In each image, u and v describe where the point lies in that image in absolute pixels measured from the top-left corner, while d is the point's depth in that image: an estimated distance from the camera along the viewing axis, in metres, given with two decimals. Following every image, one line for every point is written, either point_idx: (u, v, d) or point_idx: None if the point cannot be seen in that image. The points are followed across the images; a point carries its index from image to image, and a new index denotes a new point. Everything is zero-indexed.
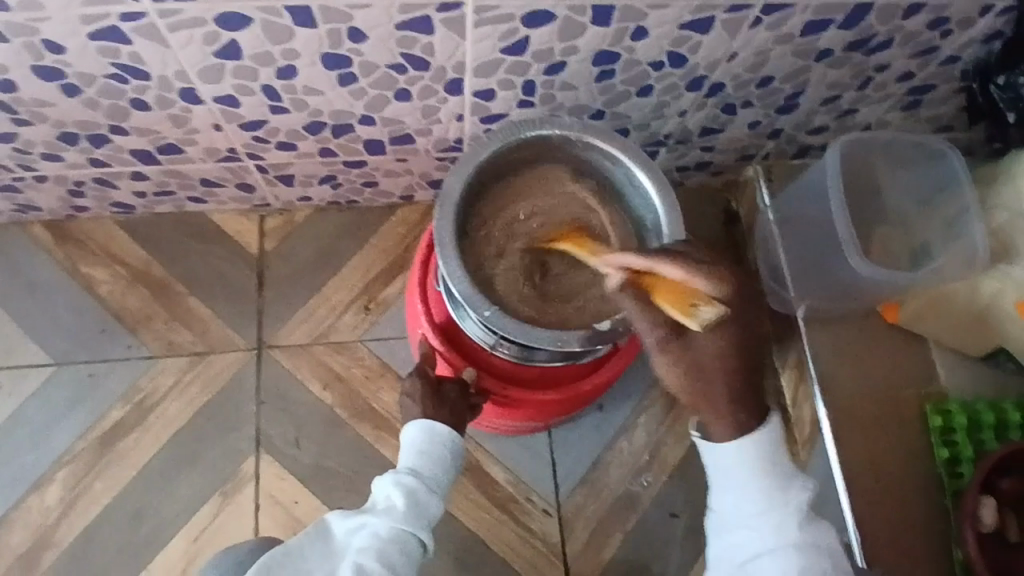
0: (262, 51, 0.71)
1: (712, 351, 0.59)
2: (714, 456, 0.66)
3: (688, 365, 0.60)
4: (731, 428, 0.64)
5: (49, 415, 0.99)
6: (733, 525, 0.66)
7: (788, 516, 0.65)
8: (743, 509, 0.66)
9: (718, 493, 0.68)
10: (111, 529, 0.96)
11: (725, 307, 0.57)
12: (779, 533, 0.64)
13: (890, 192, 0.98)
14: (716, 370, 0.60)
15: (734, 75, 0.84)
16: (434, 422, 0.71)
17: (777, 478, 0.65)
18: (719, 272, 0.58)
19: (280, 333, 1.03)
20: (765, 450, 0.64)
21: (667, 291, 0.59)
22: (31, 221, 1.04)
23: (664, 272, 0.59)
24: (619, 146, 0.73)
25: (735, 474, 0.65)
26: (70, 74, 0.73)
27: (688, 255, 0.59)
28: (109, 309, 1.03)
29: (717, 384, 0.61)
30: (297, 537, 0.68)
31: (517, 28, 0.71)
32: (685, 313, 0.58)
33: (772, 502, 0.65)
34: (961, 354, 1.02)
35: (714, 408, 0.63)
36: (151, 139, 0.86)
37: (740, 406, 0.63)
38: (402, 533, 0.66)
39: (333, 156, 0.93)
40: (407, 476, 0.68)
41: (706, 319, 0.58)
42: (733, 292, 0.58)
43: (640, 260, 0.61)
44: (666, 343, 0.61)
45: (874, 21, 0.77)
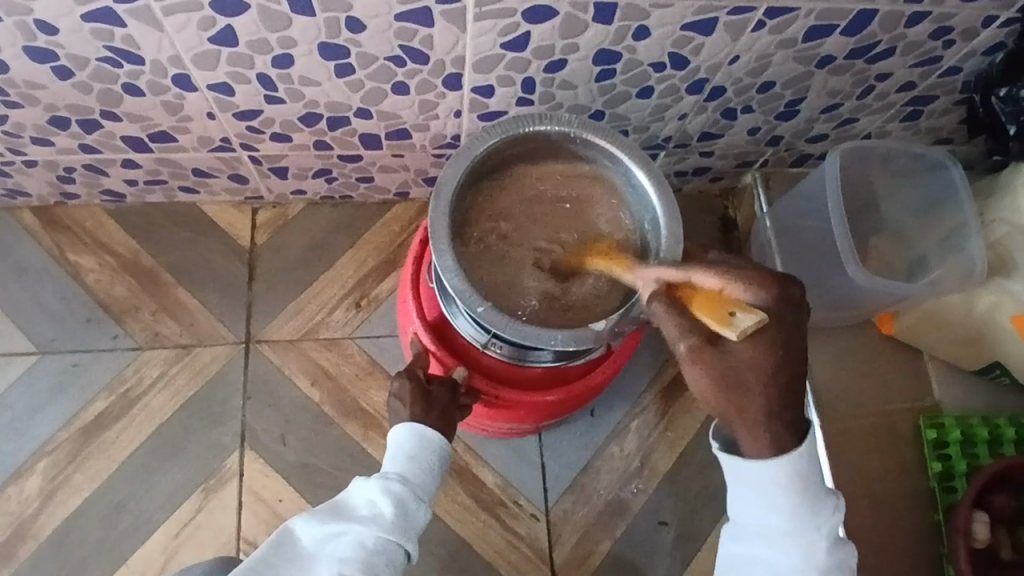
0: (259, 38, 0.70)
1: (748, 361, 0.57)
2: (747, 471, 0.61)
3: (722, 377, 0.57)
4: (767, 444, 0.60)
5: (31, 403, 0.97)
6: (753, 539, 0.63)
7: (818, 539, 0.61)
8: (772, 529, 0.61)
9: (741, 509, 0.63)
10: (89, 522, 0.94)
11: (764, 315, 0.56)
12: (807, 558, 0.60)
13: (888, 203, 0.98)
14: (753, 381, 0.57)
15: (735, 79, 0.83)
16: (423, 427, 0.68)
17: (811, 503, 0.61)
18: (758, 282, 0.57)
19: (268, 328, 1.01)
20: (802, 471, 0.60)
21: (704, 301, 0.58)
22: (20, 207, 1.02)
23: (704, 284, 0.58)
24: (617, 143, 0.72)
25: (767, 494, 0.61)
26: (63, 56, 0.72)
27: (730, 267, 0.59)
28: (96, 298, 1.01)
29: (753, 394, 0.58)
30: (263, 548, 0.62)
31: (518, 23, 0.70)
32: (722, 322, 0.56)
33: (803, 527, 0.61)
34: (956, 367, 1.01)
35: (748, 421, 0.59)
36: (143, 126, 0.85)
37: (773, 421, 0.59)
38: (388, 543, 0.61)
39: (328, 149, 0.92)
40: (395, 483, 0.64)
41: (745, 328, 0.55)
42: (769, 303, 0.57)
43: (679, 272, 0.60)
44: (701, 351, 0.57)
45: (878, 28, 0.76)
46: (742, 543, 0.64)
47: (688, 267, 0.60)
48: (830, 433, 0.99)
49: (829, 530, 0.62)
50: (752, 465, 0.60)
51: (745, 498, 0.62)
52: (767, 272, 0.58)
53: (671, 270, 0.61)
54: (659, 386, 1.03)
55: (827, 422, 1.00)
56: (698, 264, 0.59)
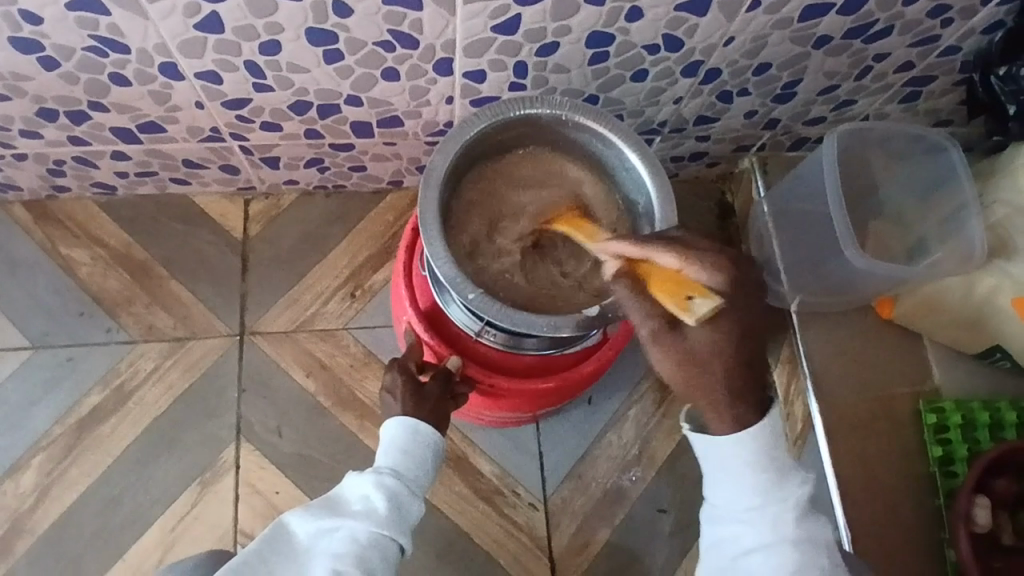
0: (246, 24, 0.69)
1: (707, 342, 0.55)
2: (710, 448, 0.61)
3: (682, 356, 0.55)
4: (730, 422, 0.59)
5: (25, 398, 0.97)
6: (724, 514, 0.63)
7: (784, 510, 0.60)
8: (739, 502, 0.61)
9: (711, 485, 0.63)
10: (86, 517, 0.94)
11: (721, 300, 0.54)
12: (775, 529, 0.60)
13: (887, 186, 0.96)
14: (715, 361, 0.55)
15: (730, 61, 0.82)
16: (418, 421, 0.67)
17: (777, 474, 0.60)
18: (714, 261, 0.55)
19: (263, 320, 1.01)
20: (766, 444, 0.59)
21: (663, 282, 0.55)
22: (11, 201, 1.01)
23: (662, 262, 0.55)
24: (609, 126, 0.71)
25: (732, 470, 0.60)
26: (47, 45, 0.71)
27: (687, 245, 0.56)
28: (89, 291, 1.00)
29: (714, 374, 0.56)
30: (256, 545, 0.62)
31: (508, 5, 0.68)
32: (681, 307, 0.54)
33: (770, 497, 0.60)
34: (956, 351, 1.00)
35: (712, 401, 0.57)
36: (132, 117, 0.84)
37: (738, 401, 0.58)
38: (382, 538, 0.60)
39: (319, 137, 0.91)
40: (389, 477, 0.63)
41: (703, 313, 0.54)
42: (728, 282, 0.54)
43: (639, 249, 0.57)
44: (659, 335, 0.56)
45: (875, 6, 0.75)
46: (716, 521, 0.63)
47: (647, 244, 0.57)
48: (830, 419, 0.98)
49: (796, 501, 0.61)
50: (716, 442, 0.60)
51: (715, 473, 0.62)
52: (724, 250, 0.56)
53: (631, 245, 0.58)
54: (658, 373, 1.02)
55: (827, 407, 0.99)
56: (655, 243, 0.56)
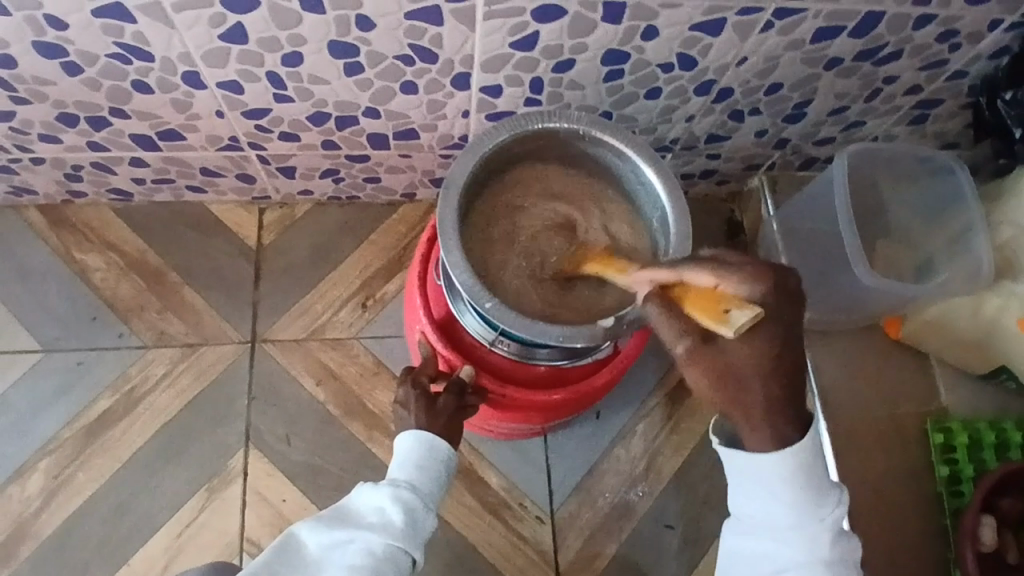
0: (269, 36, 0.71)
1: (742, 354, 0.54)
2: (748, 465, 0.60)
3: (718, 371, 0.55)
4: (768, 438, 0.58)
5: (33, 401, 0.97)
6: (754, 531, 0.62)
7: (820, 531, 0.60)
8: (774, 520, 0.60)
9: (743, 501, 0.62)
10: (92, 521, 0.94)
11: (760, 309, 0.52)
12: (810, 549, 0.59)
13: (895, 206, 0.97)
14: (753, 374, 0.55)
15: (743, 80, 0.83)
16: (434, 437, 0.67)
17: (816, 492, 0.59)
18: (751, 275, 0.54)
19: (274, 328, 1.01)
20: (806, 464, 0.58)
21: (696, 299, 0.55)
22: (27, 205, 1.02)
23: (694, 280, 0.56)
24: (625, 139, 0.72)
25: (771, 487, 0.59)
26: (72, 51, 0.72)
27: (719, 261, 0.56)
28: (102, 297, 1.01)
29: (753, 387, 0.55)
30: (267, 554, 0.61)
31: (527, 22, 0.70)
32: (716, 319, 0.53)
33: (807, 518, 0.60)
34: (963, 371, 1.01)
35: (749, 414, 0.57)
36: (152, 124, 0.85)
37: (777, 416, 0.57)
38: (397, 551, 0.60)
39: (336, 149, 0.92)
40: (405, 491, 0.63)
41: (742, 324, 0.52)
42: (767, 295, 0.54)
43: (671, 272, 0.58)
44: (699, 354, 0.55)
45: (886, 30, 0.77)
46: (744, 537, 0.63)
47: (677, 266, 0.58)
48: (837, 437, 0.99)
49: (830, 522, 0.60)
50: (753, 458, 0.59)
51: (751, 493, 0.61)
52: (762, 262, 0.55)
53: (661, 271, 0.59)
54: (666, 389, 1.02)
55: (834, 425, 0.99)
56: (686, 262, 0.57)
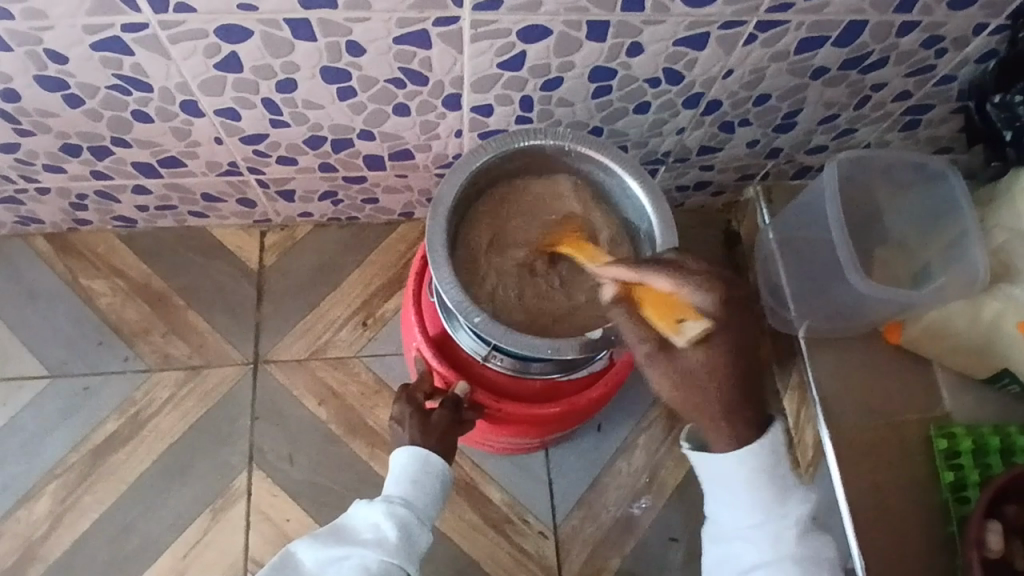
0: (263, 63, 0.72)
1: (699, 357, 0.56)
2: (710, 465, 0.61)
3: (677, 376, 0.57)
4: (728, 439, 0.60)
5: (41, 425, 0.99)
6: (724, 533, 0.62)
7: (787, 527, 0.60)
8: (740, 520, 0.61)
9: (712, 502, 0.63)
10: (98, 544, 0.95)
11: (712, 322, 0.55)
12: (776, 546, 0.60)
13: (890, 213, 0.98)
14: (710, 378, 0.56)
15: (730, 92, 0.84)
16: (428, 451, 0.67)
17: (777, 489, 0.60)
18: (705, 283, 0.56)
19: (276, 348, 1.03)
20: (767, 462, 0.59)
21: (654, 304, 0.56)
22: (34, 233, 1.05)
23: (654, 284, 0.56)
24: (609, 155, 0.73)
25: (731, 482, 0.60)
26: (73, 84, 0.75)
27: (678, 266, 0.57)
28: (107, 321, 1.03)
29: (708, 391, 0.57)
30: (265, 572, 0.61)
31: (513, 42, 0.72)
32: (670, 327, 0.56)
33: (771, 514, 0.60)
34: (966, 376, 1.00)
35: (709, 418, 0.59)
36: (153, 152, 0.87)
37: (736, 419, 0.59)
38: (392, 567, 0.60)
39: (333, 171, 0.94)
40: (399, 507, 0.63)
41: (693, 334, 0.55)
42: (721, 302, 0.55)
43: (633, 273, 0.58)
44: (655, 357, 0.57)
45: (869, 38, 0.78)
46: (718, 540, 0.63)
47: (639, 266, 0.57)
48: (839, 445, 0.98)
49: (799, 517, 0.61)
50: (717, 459, 0.60)
51: (718, 493, 0.62)
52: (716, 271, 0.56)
53: (624, 267, 0.58)
54: (667, 400, 1.03)
55: (836, 432, 0.99)
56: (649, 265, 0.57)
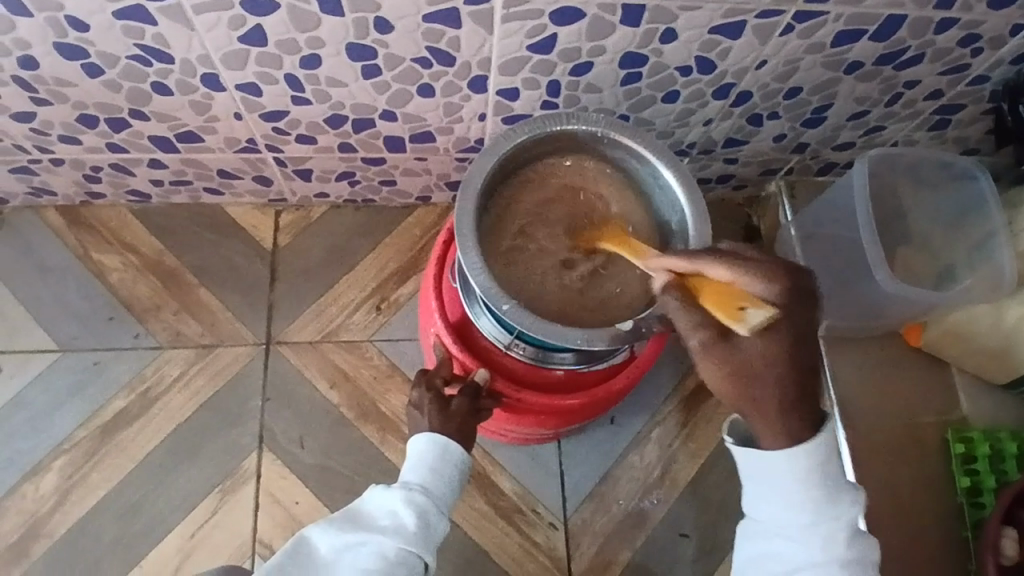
0: (288, 38, 0.71)
1: (757, 349, 0.53)
2: (759, 462, 0.60)
3: (734, 365, 0.54)
4: (784, 437, 0.57)
5: (49, 400, 0.98)
6: (765, 530, 0.61)
7: (837, 528, 0.59)
8: (787, 518, 0.60)
9: (753, 499, 0.62)
10: (105, 521, 0.94)
11: (776, 310, 0.52)
12: (826, 548, 0.59)
13: (915, 212, 0.96)
14: (770, 372, 0.54)
15: (762, 83, 0.83)
16: (448, 440, 0.66)
17: (831, 491, 0.59)
18: (769, 273, 0.54)
19: (289, 330, 1.01)
20: (819, 462, 0.58)
21: (714, 293, 0.54)
22: (45, 206, 1.03)
23: (711, 276, 0.55)
24: (643, 142, 0.71)
25: (785, 483, 0.59)
26: (92, 53, 0.73)
27: (736, 256, 0.55)
28: (118, 297, 1.01)
29: (766, 383, 0.54)
30: (279, 557, 0.60)
31: (545, 24, 0.70)
32: (732, 315, 0.52)
33: (823, 514, 0.59)
34: (984, 380, 1.00)
35: (764, 415, 0.56)
36: (170, 126, 0.86)
37: (792, 416, 0.56)
38: (410, 556, 0.59)
39: (352, 151, 0.92)
40: (418, 494, 0.62)
41: (756, 323, 0.52)
42: (783, 293, 0.53)
43: (687, 261, 0.56)
44: (713, 346, 0.54)
45: (907, 33, 0.76)
46: (760, 536, 0.62)
47: (696, 256, 0.56)
48: (855, 446, 0.97)
49: (849, 520, 0.60)
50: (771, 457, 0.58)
51: (769, 493, 0.60)
52: (782, 262, 0.54)
53: (677, 258, 0.57)
54: (681, 395, 1.02)
55: (852, 433, 0.98)
56: (704, 254, 0.56)
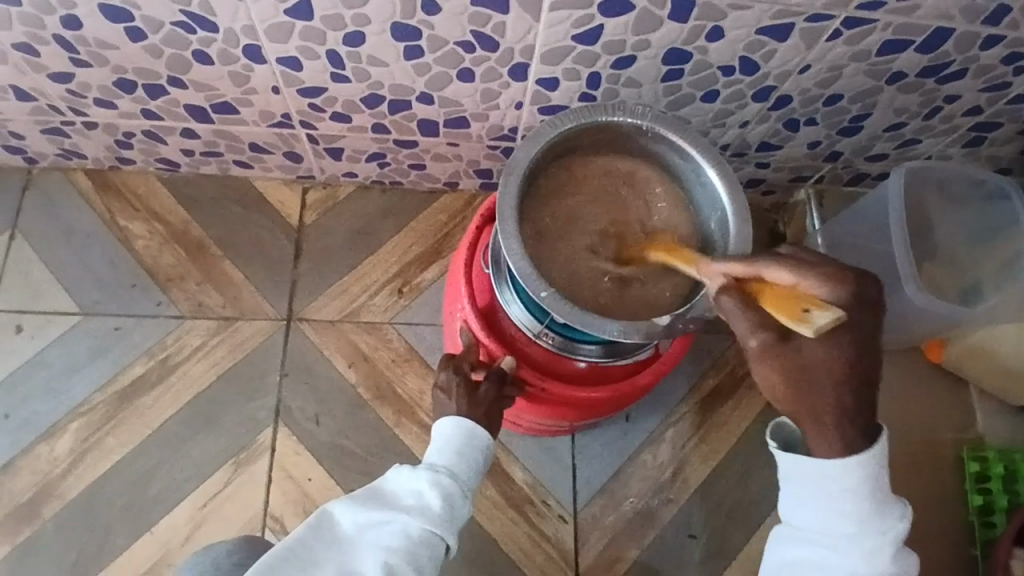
0: (334, 14, 0.71)
1: (819, 354, 0.54)
2: (809, 469, 0.58)
3: (793, 369, 0.55)
4: (838, 445, 0.56)
5: (69, 362, 0.98)
6: (806, 537, 0.61)
7: (882, 543, 0.58)
8: (832, 529, 0.59)
9: (797, 506, 0.61)
10: (118, 485, 0.94)
11: (842, 312, 0.52)
12: (869, 561, 0.58)
13: (943, 227, 0.94)
14: (828, 376, 0.54)
15: (803, 89, 0.82)
16: (475, 426, 0.66)
17: (880, 505, 0.58)
18: (830, 276, 0.55)
19: (310, 307, 1.01)
20: (871, 474, 0.57)
21: (775, 296, 0.55)
22: (74, 168, 1.03)
23: (776, 279, 0.56)
24: (689, 139, 0.72)
25: (832, 495, 0.58)
26: (137, 17, 0.73)
27: (798, 259, 0.56)
28: (143, 264, 1.02)
29: (824, 389, 0.55)
30: (300, 530, 0.60)
31: (593, 15, 0.69)
32: (796, 318, 0.52)
33: (870, 529, 0.58)
34: (1001, 401, 0.99)
35: (820, 420, 0.56)
36: (207, 96, 0.86)
37: (847, 424, 0.56)
38: (433, 537, 0.60)
39: (385, 132, 0.92)
40: (444, 477, 0.62)
41: (823, 325, 0.52)
42: (846, 299, 0.54)
43: (747, 266, 0.58)
44: (772, 348, 0.55)
45: (953, 47, 0.75)
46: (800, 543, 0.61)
47: (755, 259, 0.58)
48: None
49: (895, 535, 0.59)
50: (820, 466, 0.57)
51: (813, 502, 0.59)
52: (840, 265, 0.55)
53: (738, 263, 0.59)
54: (697, 397, 1.02)
55: None
56: (764, 257, 0.57)
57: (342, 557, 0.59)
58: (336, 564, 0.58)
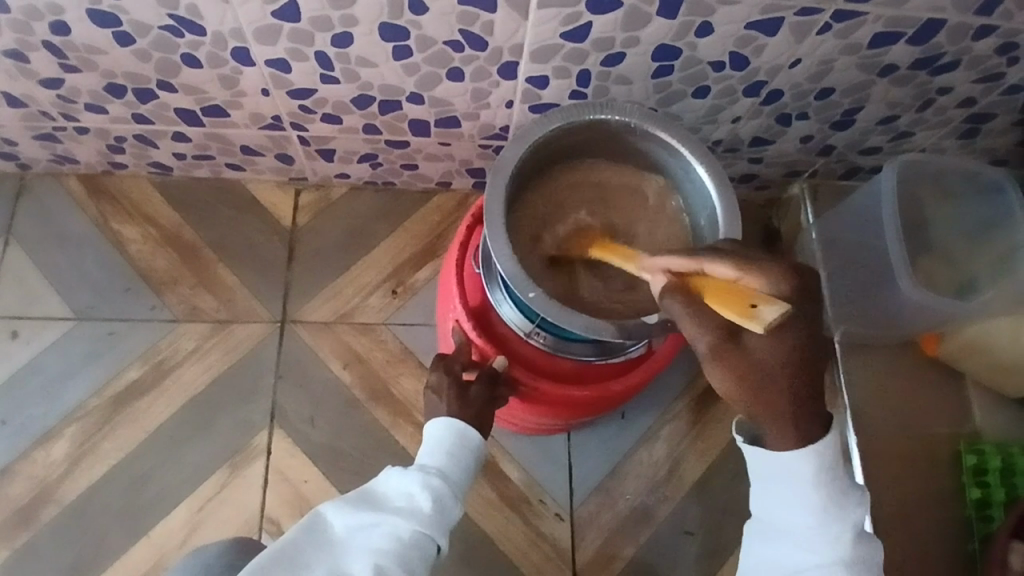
0: (322, 15, 0.70)
1: (769, 354, 0.52)
2: (765, 464, 0.59)
3: (744, 368, 0.53)
4: (793, 438, 0.56)
5: (63, 367, 0.98)
6: (775, 529, 0.62)
7: (844, 532, 0.59)
8: (795, 518, 0.60)
9: (760, 499, 0.62)
10: (113, 490, 0.94)
11: (788, 305, 0.51)
12: (830, 550, 0.59)
13: (938, 222, 0.93)
14: (781, 375, 0.53)
15: (794, 83, 0.82)
16: (464, 426, 0.66)
17: (839, 495, 0.59)
18: (774, 272, 0.53)
19: (306, 309, 1.01)
20: (827, 463, 0.57)
21: (721, 293, 0.53)
22: (67, 173, 1.03)
23: (715, 274, 0.55)
24: (679, 137, 0.71)
25: (789, 485, 0.59)
26: (125, 21, 0.73)
27: (740, 255, 0.55)
28: (136, 268, 1.02)
29: (779, 388, 0.53)
30: (291, 534, 0.60)
31: (581, 12, 0.69)
32: (745, 313, 0.51)
33: (829, 520, 0.59)
34: (998, 394, 0.99)
35: (776, 414, 0.55)
36: (197, 99, 0.86)
37: (804, 419, 0.56)
38: (423, 539, 0.59)
39: (377, 133, 0.92)
40: (434, 478, 0.62)
41: (772, 320, 0.50)
42: (792, 292, 0.53)
43: (688, 260, 0.57)
44: (723, 349, 0.53)
45: (945, 39, 0.75)
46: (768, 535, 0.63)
47: (697, 254, 0.56)
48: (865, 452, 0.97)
49: (855, 524, 0.60)
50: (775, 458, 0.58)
51: (770, 492, 0.61)
52: (786, 262, 0.54)
53: (678, 257, 0.57)
54: (694, 393, 1.02)
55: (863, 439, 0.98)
56: (706, 252, 0.56)
57: (332, 559, 0.58)
58: (325, 566, 0.58)
